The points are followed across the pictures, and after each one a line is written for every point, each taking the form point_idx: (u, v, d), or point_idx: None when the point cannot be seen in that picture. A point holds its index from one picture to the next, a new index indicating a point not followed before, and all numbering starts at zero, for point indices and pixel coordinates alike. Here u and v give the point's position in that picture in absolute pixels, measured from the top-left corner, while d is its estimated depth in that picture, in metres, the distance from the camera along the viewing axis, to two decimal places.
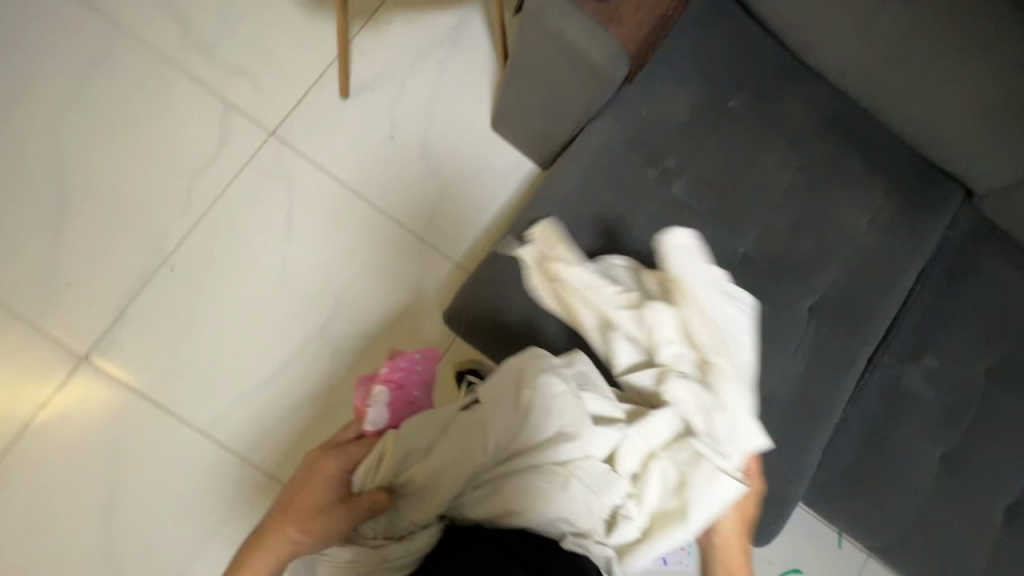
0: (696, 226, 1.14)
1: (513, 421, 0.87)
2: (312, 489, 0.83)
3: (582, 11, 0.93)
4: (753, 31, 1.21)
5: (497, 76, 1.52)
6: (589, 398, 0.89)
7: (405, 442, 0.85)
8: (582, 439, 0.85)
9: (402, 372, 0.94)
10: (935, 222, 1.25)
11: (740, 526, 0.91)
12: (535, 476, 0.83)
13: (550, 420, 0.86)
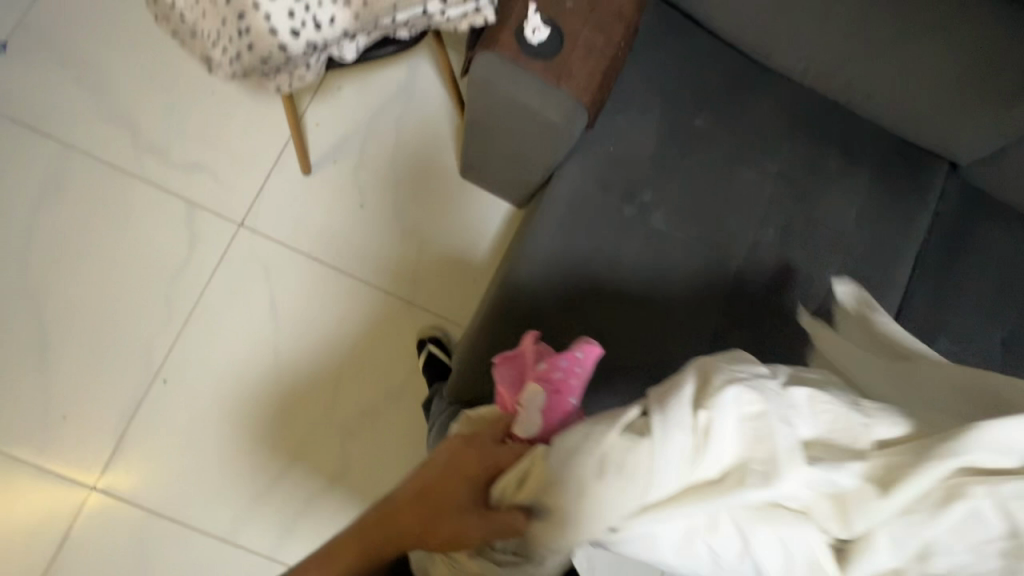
0: (685, 255, 1.12)
1: (679, 457, 0.54)
2: (448, 483, 0.69)
3: (531, 71, 0.89)
4: (709, 45, 1.18)
5: (457, 123, 1.49)
6: (803, 411, 0.58)
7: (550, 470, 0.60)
8: (786, 481, 0.53)
9: (561, 372, 0.74)
10: (923, 202, 1.22)
11: None
12: (706, 528, 0.55)
13: (735, 449, 0.55)
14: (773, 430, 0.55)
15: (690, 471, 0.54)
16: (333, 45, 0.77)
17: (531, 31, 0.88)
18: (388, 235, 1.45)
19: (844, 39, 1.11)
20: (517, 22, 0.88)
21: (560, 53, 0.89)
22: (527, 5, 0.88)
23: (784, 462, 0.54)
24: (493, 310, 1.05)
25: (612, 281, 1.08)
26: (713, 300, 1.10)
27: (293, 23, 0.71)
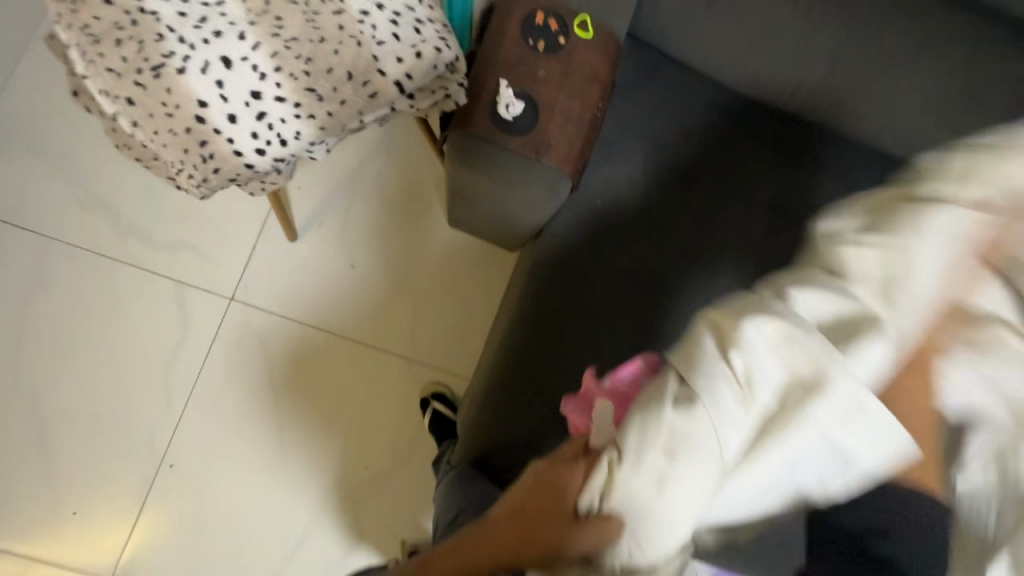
0: (686, 302, 1.07)
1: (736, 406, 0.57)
2: (536, 498, 0.64)
3: (508, 147, 0.86)
4: (690, 82, 1.14)
5: (440, 171, 1.47)
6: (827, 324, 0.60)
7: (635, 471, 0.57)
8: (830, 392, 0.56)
9: (627, 386, 0.71)
10: None
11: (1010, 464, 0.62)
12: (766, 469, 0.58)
13: (774, 373, 0.58)
14: (805, 347, 0.57)
15: (747, 413, 0.57)
16: (303, 153, 0.74)
17: (505, 105, 0.85)
18: (380, 294, 1.43)
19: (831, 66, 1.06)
20: (490, 99, 0.86)
21: (537, 124, 0.86)
22: (499, 80, 0.86)
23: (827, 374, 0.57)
24: (494, 379, 1.04)
25: (611, 340, 1.05)
26: None
27: (259, 143, 0.68)
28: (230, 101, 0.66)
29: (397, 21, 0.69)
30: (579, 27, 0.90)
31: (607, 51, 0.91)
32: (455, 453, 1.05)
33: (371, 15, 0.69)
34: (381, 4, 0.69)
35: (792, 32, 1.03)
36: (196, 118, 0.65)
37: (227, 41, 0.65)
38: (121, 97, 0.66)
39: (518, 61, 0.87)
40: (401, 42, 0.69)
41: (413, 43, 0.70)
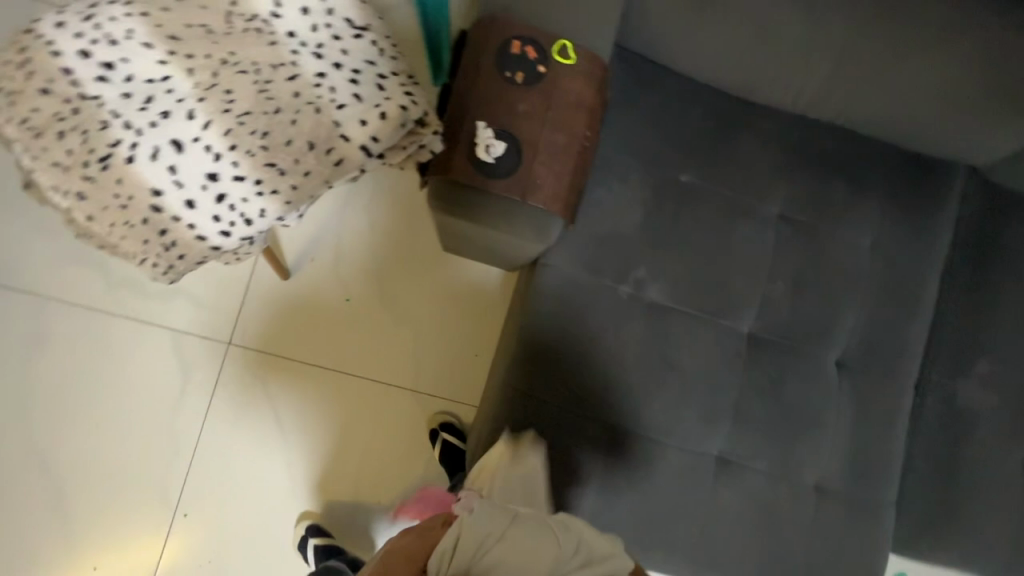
0: (693, 327, 1.03)
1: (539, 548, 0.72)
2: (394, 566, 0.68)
3: (492, 192, 0.81)
4: (685, 90, 1.07)
5: None
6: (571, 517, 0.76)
7: (479, 525, 0.72)
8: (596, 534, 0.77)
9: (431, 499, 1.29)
10: (942, 217, 1.12)
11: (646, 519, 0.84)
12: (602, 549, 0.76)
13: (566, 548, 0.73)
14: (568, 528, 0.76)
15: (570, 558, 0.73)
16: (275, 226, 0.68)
17: (485, 147, 0.80)
18: (380, 327, 1.39)
19: (835, 63, 0.99)
20: (468, 140, 0.80)
21: (521, 165, 0.81)
22: (477, 119, 0.80)
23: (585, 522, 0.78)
24: (492, 429, 0.98)
25: (618, 373, 1.00)
26: (730, 371, 1.03)
27: (221, 224, 0.64)
28: (185, 185, 0.62)
29: (357, 79, 0.64)
30: (560, 53, 0.83)
31: (591, 76, 0.85)
32: None
33: (328, 77, 0.64)
34: (338, 63, 0.64)
35: (794, 31, 0.95)
36: (152, 207, 0.61)
37: (176, 121, 0.61)
38: (71, 192, 0.62)
39: (496, 96, 0.81)
40: (363, 101, 0.64)
41: (377, 101, 0.64)
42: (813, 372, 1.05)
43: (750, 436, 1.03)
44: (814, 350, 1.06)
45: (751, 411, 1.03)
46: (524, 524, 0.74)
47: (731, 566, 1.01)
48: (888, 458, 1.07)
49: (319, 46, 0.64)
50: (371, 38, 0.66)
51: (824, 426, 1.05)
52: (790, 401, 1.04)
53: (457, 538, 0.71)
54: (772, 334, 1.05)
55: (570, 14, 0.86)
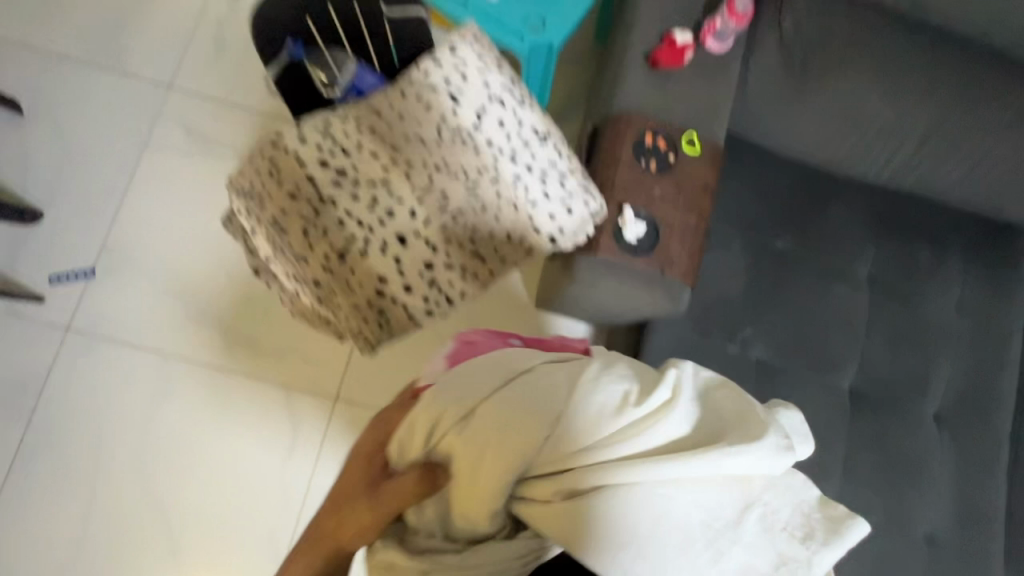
0: (799, 383, 1.10)
1: (512, 433, 0.64)
2: (356, 467, 0.75)
3: (635, 266, 0.90)
4: (777, 164, 1.17)
5: None
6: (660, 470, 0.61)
7: (437, 404, 0.67)
8: (700, 482, 0.62)
9: None
10: (1020, 275, 1.20)
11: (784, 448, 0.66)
12: (705, 493, 0.62)
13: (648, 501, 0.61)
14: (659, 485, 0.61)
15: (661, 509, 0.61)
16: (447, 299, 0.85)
17: (628, 228, 0.90)
18: None
19: (919, 142, 1.09)
20: (613, 221, 0.90)
21: (659, 242, 0.91)
22: (621, 203, 0.91)
23: (691, 479, 0.62)
24: None
25: None
26: (836, 425, 1.09)
27: (428, 305, 0.78)
28: (406, 274, 0.76)
29: (545, 181, 0.76)
30: (687, 143, 0.95)
31: (712, 161, 0.96)
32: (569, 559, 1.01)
33: (523, 179, 0.75)
34: (530, 167, 0.76)
35: (880, 117, 1.06)
36: (377, 293, 0.76)
37: (399, 219, 0.74)
38: (311, 281, 0.75)
39: (635, 183, 0.92)
40: (550, 198, 0.75)
41: (563, 198, 0.75)
42: (914, 425, 1.11)
43: (861, 488, 1.08)
44: (913, 403, 1.12)
45: (859, 464, 1.08)
46: (503, 400, 0.66)
47: None
48: (993, 509, 1.11)
49: (513, 152, 0.75)
50: (553, 143, 0.77)
51: (930, 478, 1.09)
52: (896, 453, 1.09)
53: (408, 433, 0.69)
54: (872, 389, 1.12)
55: (692, 107, 0.97)
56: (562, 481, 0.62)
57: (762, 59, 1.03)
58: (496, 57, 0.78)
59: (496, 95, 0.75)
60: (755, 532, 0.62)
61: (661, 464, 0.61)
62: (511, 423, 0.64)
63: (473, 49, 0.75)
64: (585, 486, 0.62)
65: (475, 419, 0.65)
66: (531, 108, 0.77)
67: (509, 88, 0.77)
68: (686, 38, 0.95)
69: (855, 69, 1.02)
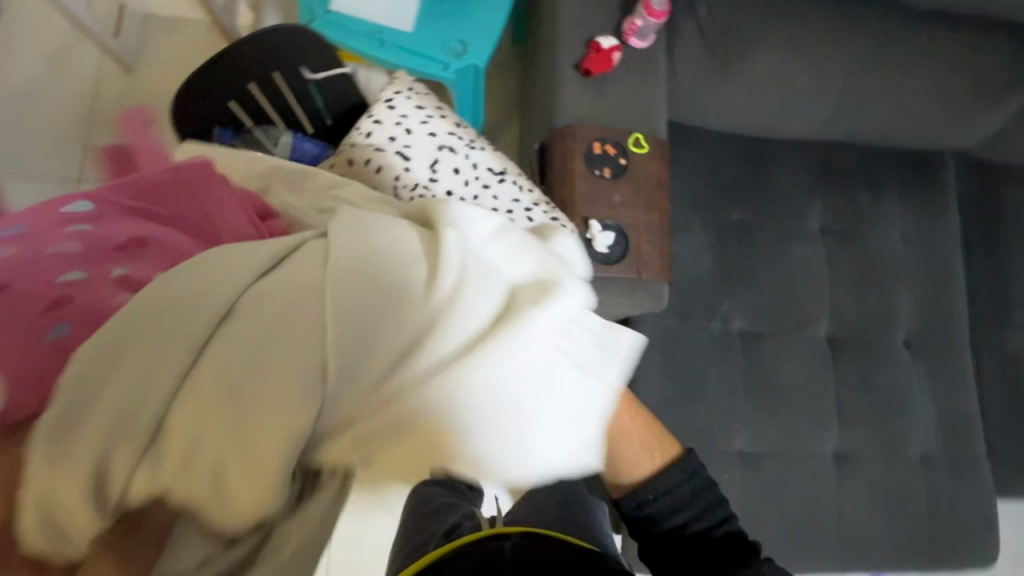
0: (781, 343, 1.15)
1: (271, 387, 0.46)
2: None
3: (613, 275, 0.91)
4: (717, 140, 1.21)
5: None
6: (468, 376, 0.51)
7: (121, 405, 0.44)
8: (513, 372, 0.53)
9: None
10: (948, 197, 1.31)
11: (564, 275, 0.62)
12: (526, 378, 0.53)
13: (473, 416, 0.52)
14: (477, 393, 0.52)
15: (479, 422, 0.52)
16: None
17: (598, 240, 0.90)
18: None
19: (842, 95, 1.15)
20: (582, 236, 0.91)
21: (630, 246, 0.92)
22: (586, 217, 0.91)
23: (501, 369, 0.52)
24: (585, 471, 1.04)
25: (730, 400, 1.12)
26: (823, 375, 1.15)
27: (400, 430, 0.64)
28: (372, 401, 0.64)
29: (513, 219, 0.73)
30: (634, 145, 0.96)
31: (662, 156, 0.98)
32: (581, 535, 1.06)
33: None
34: (494, 209, 0.73)
35: (804, 80, 1.11)
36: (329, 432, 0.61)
37: None
38: None
39: (594, 194, 0.93)
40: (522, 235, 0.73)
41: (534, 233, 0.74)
42: (889, 356, 1.19)
43: (858, 427, 1.14)
44: (883, 336, 1.20)
45: (851, 405, 1.15)
46: (214, 373, 0.46)
47: (872, 548, 1.12)
48: (971, 414, 1.21)
49: (474, 196, 0.73)
50: (511, 179, 0.77)
51: (913, 402, 1.18)
52: (880, 387, 1.17)
53: (50, 502, 0.43)
54: (845, 333, 1.18)
55: (630, 108, 0.98)
56: (340, 416, 0.49)
57: (685, 45, 1.05)
58: (436, 105, 0.79)
59: (443, 143, 0.76)
60: (577, 406, 0.56)
61: (480, 367, 0.51)
62: (255, 403, 0.46)
63: (410, 104, 0.78)
64: (379, 420, 0.50)
65: (178, 406, 0.46)
66: (482, 149, 0.78)
67: (454, 134, 0.77)
68: (611, 43, 0.95)
69: (772, 39, 1.06)
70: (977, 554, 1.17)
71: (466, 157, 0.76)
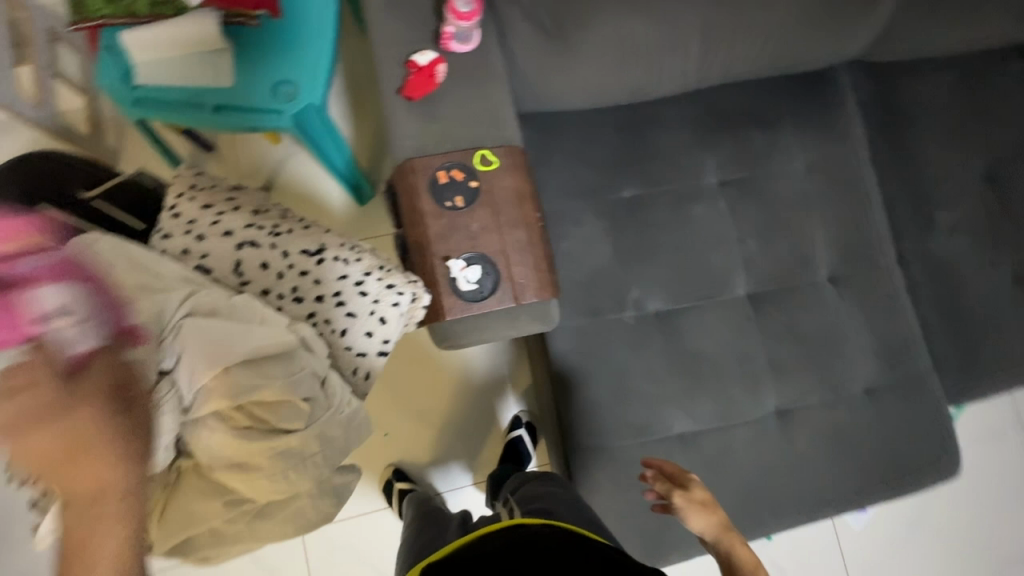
0: (700, 314, 1.11)
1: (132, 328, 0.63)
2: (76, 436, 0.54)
3: (490, 310, 0.86)
4: (589, 119, 1.14)
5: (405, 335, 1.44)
6: (205, 402, 0.62)
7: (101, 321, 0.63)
8: (243, 393, 0.62)
9: None
10: (847, 112, 1.23)
11: (669, 477, 0.87)
12: (257, 401, 0.63)
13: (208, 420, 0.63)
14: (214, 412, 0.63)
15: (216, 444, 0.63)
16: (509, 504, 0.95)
17: (463, 278, 0.84)
18: (433, 439, 1.44)
19: (705, 41, 1.05)
20: (446, 278, 0.84)
21: (500, 274, 0.86)
22: (445, 257, 0.85)
23: (223, 394, 0.62)
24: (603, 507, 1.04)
25: (660, 387, 1.08)
26: (749, 336, 1.11)
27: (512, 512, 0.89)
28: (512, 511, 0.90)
29: (343, 300, 0.74)
30: (482, 163, 0.88)
31: (516, 166, 0.90)
32: (586, 492, 1.05)
33: (319, 312, 0.73)
34: (318, 295, 0.73)
35: (659, 38, 1.01)
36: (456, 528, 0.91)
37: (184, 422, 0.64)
38: None
39: (450, 229, 0.86)
40: (358, 315, 0.74)
41: (370, 309, 0.74)
42: (813, 297, 1.15)
43: (794, 380, 1.11)
44: (804, 277, 1.16)
45: (784, 358, 1.12)
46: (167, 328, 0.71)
47: (832, 494, 1.11)
48: (909, 333, 1.18)
49: (294, 288, 0.74)
50: (330, 256, 0.75)
51: (847, 338, 1.14)
52: (809, 332, 1.13)
53: None
54: (764, 286, 1.14)
55: (470, 121, 0.89)
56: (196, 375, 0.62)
57: (518, 34, 0.95)
58: (225, 199, 0.78)
59: (243, 240, 0.74)
60: (311, 418, 0.67)
61: (212, 393, 0.62)
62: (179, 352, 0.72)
63: (197, 207, 0.76)
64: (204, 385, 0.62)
65: None
66: (287, 232, 0.75)
67: (254, 226, 0.75)
68: (429, 58, 0.87)
69: (610, 6, 0.96)
70: (941, 468, 1.15)
71: (273, 247, 0.74)
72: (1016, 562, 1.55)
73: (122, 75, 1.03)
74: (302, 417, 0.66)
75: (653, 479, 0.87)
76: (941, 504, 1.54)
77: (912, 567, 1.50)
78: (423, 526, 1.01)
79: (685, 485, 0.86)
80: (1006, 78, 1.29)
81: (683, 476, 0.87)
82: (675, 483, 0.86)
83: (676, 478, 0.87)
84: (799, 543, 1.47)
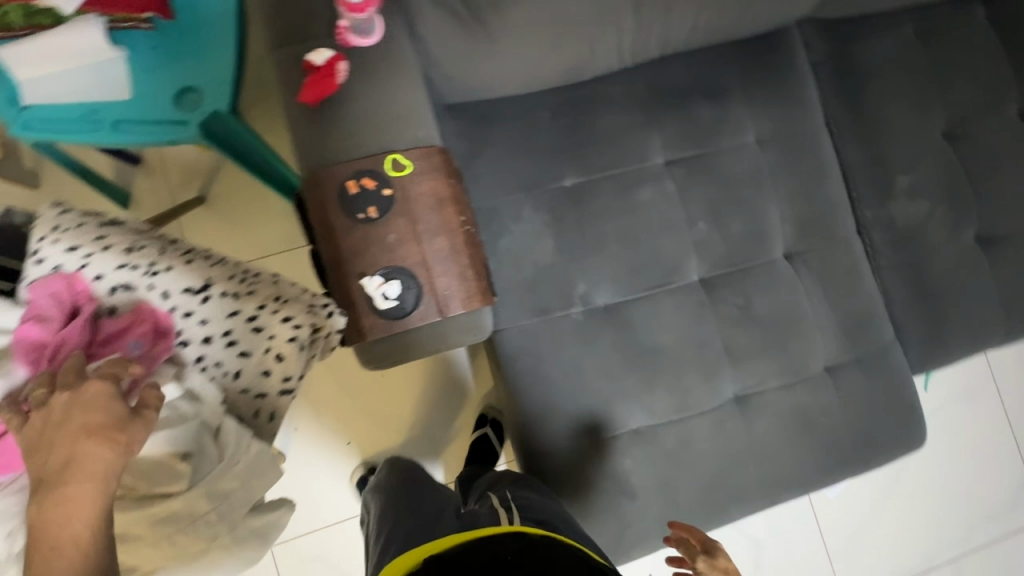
0: (651, 303, 1.06)
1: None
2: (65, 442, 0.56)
3: (415, 325, 0.81)
4: (522, 106, 1.06)
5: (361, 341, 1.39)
6: None
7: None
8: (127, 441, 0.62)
9: None
10: (799, 76, 1.16)
11: (695, 541, 0.90)
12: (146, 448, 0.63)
13: None
14: None
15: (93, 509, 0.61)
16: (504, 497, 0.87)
17: (381, 295, 0.79)
18: (382, 444, 1.40)
19: (637, 12, 0.97)
20: (363, 296, 0.79)
21: (422, 286, 0.80)
22: (361, 274, 0.79)
23: None
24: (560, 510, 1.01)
25: (613, 383, 1.04)
26: (703, 323, 1.07)
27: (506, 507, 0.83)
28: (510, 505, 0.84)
29: (233, 340, 0.70)
30: (394, 168, 0.82)
31: (432, 167, 0.83)
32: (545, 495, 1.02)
33: (208, 355, 0.69)
34: (205, 337, 0.69)
35: (585, 13, 0.93)
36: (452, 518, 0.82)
37: None
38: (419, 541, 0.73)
39: (364, 243, 0.80)
40: (252, 354, 0.70)
41: (265, 347, 0.70)
42: (769, 276, 1.10)
43: (752, 364, 1.08)
44: (758, 256, 1.11)
45: (741, 342, 1.08)
46: None
47: (796, 476, 1.08)
48: (870, 305, 1.14)
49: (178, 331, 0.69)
50: (217, 292, 0.70)
51: (806, 317, 1.10)
52: (766, 312, 1.09)
53: None
54: (716, 268, 1.09)
55: (379, 123, 0.82)
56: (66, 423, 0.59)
57: (427, 22, 0.88)
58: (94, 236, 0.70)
59: (118, 284, 0.69)
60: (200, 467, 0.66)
61: None
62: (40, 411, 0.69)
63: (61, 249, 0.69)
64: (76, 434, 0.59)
65: None
66: (166, 270, 0.70)
67: (128, 266, 0.69)
68: (326, 56, 0.80)
69: None
70: (905, 440, 1.13)
71: (152, 288, 0.69)
72: (991, 518, 1.55)
73: (7, 98, 0.94)
74: (181, 479, 0.64)
75: (677, 541, 0.91)
76: (914, 467, 1.53)
77: (885, 532, 1.51)
78: (404, 492, 0.89)
79: (710, 552, 0.89)
80: (968, 27, 1.22)
81: (707, 540, 0.90)
82: (699, 547, 0.90)
83: (701, 544, 0.90)
84: (773, 518, 1.47)
